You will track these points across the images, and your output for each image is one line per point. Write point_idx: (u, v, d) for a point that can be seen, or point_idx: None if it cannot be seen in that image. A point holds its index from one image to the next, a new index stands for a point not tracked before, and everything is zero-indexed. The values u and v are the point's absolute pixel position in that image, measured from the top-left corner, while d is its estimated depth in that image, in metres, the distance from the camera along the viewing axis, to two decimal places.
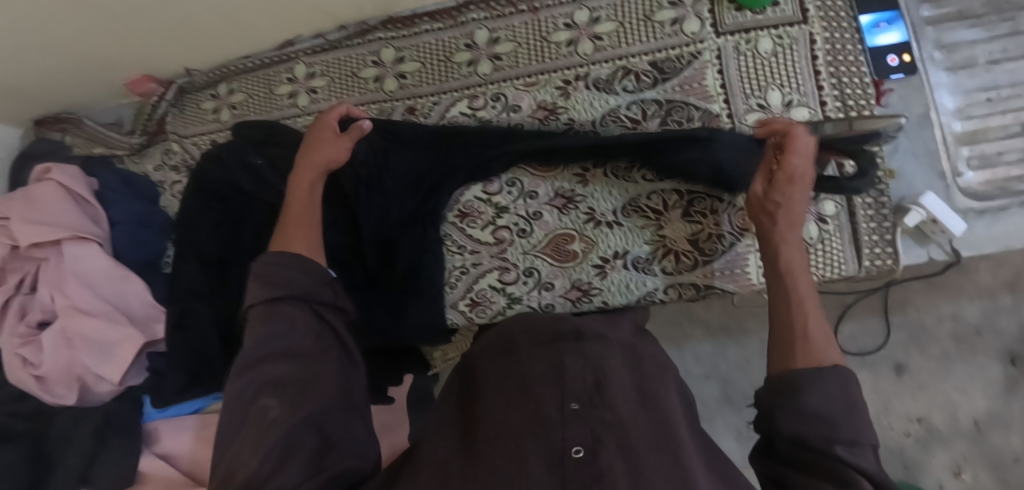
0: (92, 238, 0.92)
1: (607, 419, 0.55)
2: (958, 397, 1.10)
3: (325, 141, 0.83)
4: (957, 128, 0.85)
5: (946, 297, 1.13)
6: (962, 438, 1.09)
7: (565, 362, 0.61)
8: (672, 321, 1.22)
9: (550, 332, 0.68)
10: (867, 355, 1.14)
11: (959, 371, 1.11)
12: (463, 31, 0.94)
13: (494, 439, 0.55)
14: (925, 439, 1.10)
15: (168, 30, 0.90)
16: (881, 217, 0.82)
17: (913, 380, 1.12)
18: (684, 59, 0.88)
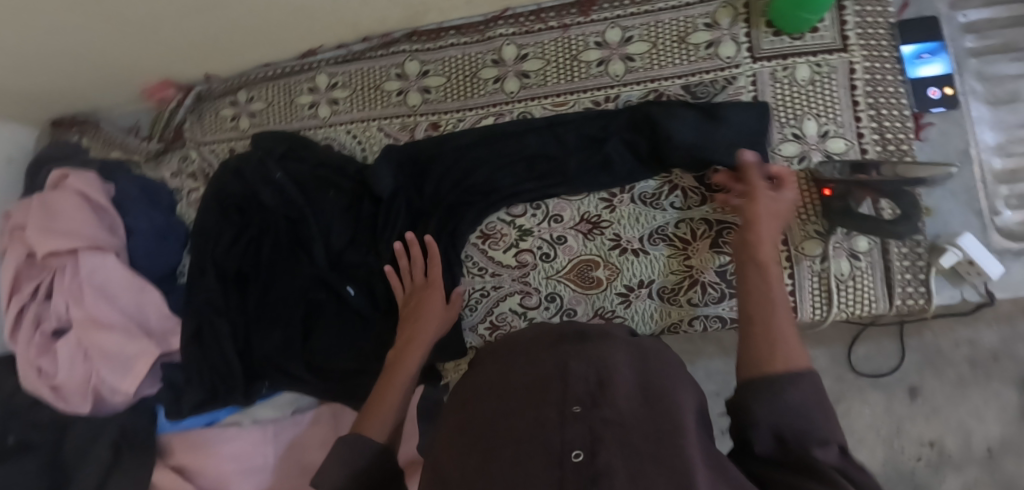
0: (110, 249, 0.92)
1: (609, 418, 0.53)
2: (971, 422, 1.01)
3: (429, 301, 0.81)
4: (996, 165, 0.83)
5: (962, 320, 1.03)
6: (974, 464, 1.01)
7: (568, 364, 0.59)
8: (684, 336, 1.13)
9: (555, 335, 0.67)
10: (882, 377, 1.04)
11: (975, 397, 1.01)
12: (490, 46, 0.91)
13: (493, 448, 0.53)
14: (936, 463, 1.02)
15: (189, 40, 0.89)
16: (915, 256, 0.80)
17: (927, 404, 1.03)
18: (718, 84, 0.85)
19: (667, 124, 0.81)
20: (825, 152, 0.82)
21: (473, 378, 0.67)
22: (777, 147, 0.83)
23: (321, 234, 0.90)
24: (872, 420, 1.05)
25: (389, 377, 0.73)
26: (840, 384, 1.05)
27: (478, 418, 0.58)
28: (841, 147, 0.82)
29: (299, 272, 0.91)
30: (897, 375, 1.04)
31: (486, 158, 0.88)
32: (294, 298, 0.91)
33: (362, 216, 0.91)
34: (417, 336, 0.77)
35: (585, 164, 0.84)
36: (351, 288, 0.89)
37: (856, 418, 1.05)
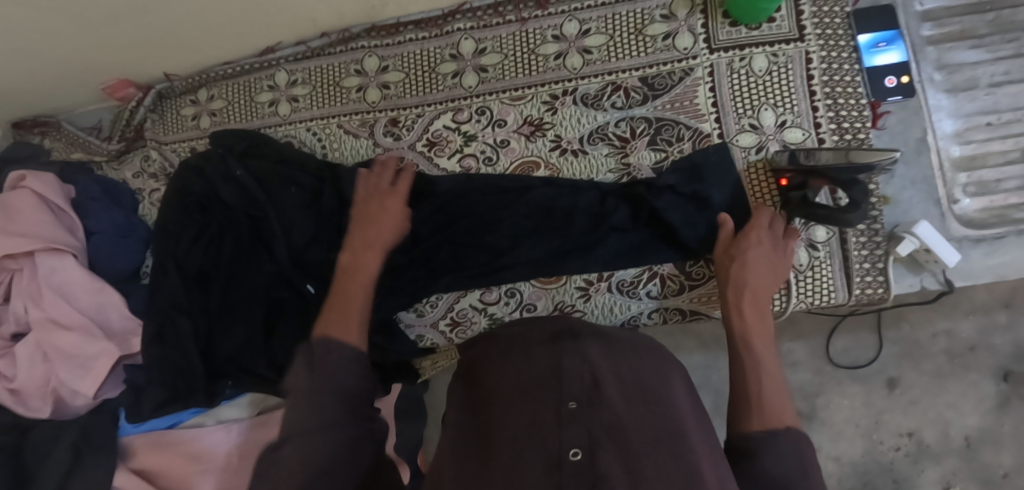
0: (66, 250, 0.90)
1: (607, 418, 0.53)
2: (950, 413, 1.01)
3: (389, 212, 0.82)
4: (954, 153, 0.83)
5: (940, 311, 1.03)
6: (953, 455, 1.00)
7: (563, 363, 0.59)
8: (664, 332, 1.14)
9: (548, 334, 0.67)
10: (859, 368, 1.04)
11: (953, 388, 1.01)
12: (448, 41, 0.91)
13: (492, 450, 0.53)
14: (915, 454, 1.01)
15: (144, 38, 0.88)
16: (873, 245, 0.80)
17: (906, 395, 1.02)
18: (675, 76, 0.85)
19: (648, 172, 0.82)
20: (782, 142, 0.82)
21: (468, 382, 0.67)
22: (734, 137, 0.83)
23: (284, 230, 0.88)
24: (852, 414, 1.04)
25: (348, 281, 0.76)
26: (819, 377, 1.05)
27: (477, 428, 0.58)
28: (798, 138, 0.82)
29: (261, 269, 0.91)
30: (876, 367, 1.04)
31: (473, 188, 0.85)
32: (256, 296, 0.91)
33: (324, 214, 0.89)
34: (374, 242, 0.79)
35: (567, 199, 0.83)
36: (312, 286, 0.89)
37: (835, 412, 1.04)
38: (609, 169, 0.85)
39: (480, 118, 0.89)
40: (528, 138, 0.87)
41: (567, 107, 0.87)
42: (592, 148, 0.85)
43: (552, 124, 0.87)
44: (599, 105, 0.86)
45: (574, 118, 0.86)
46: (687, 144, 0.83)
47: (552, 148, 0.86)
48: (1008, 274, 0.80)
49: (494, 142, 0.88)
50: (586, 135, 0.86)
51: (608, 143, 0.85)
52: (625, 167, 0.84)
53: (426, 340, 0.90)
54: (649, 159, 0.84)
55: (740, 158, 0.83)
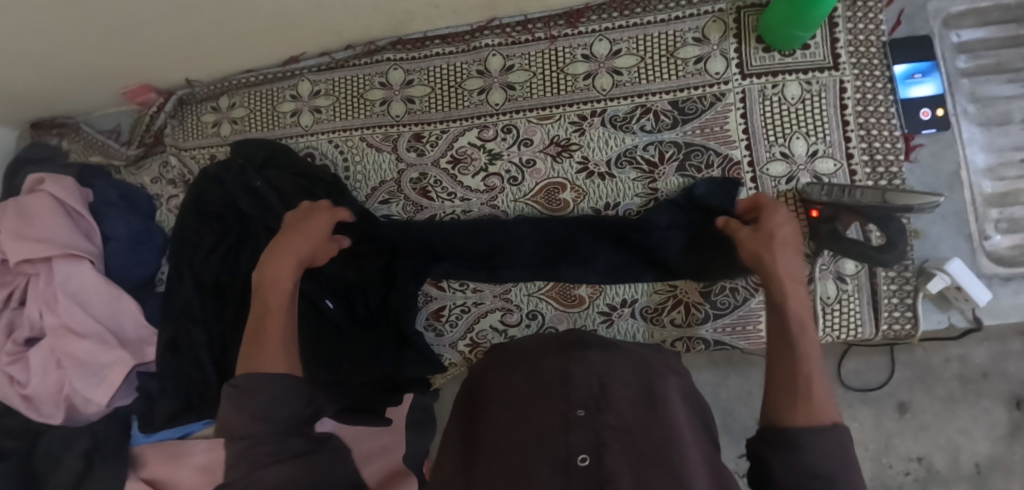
0: (84, 256, 0.90)
1: (613, 424, 0.53)
2: (961, 439, 1.00)
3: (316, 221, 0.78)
4: (987, 188, 0.82)
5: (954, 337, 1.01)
6: (962, 482, 1.00)
7: (571, 370, 0.59)
8: None
9: (557, 341, 0.68)
10: (871, 392, 1.03)
11: (964, 414, 1.00)
12: (475, 57, 0.90)
13: (499, 451, 0.54)
14: (924, 480, 1.01)
15: (166, 45, 0.87)
16: (903, 280, 0.79)
17: (916, 420, 1.02)
18: (706, 101, 0.84)
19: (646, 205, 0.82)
20: (813, 173, 0.81)
21: (478, 389, 0.68)
22: (764, 166, 0.82)
23: None
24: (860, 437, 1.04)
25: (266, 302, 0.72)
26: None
27: (484, 431, 0.58)
28: (830, 168, 0.81)
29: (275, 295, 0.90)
30: (887, 390, 1.03)
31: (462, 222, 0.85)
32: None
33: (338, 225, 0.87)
34: (291, 249, 0.74)
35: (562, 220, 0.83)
36: (330, 302, 0.86)
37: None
38: (636, 194, 0.84)
39: (505, 137, 0.88)
40: (555, 159, 0.86)
41: (595, 128, 0.86)
42: (619, 172, 0.84)
43: (579, 145, 0.86)
44: (627, 127, 0.85)
45: (602, 139, 0.85)
46: (716, 171, 0.83)
47: (579, 170, 0.85)
48: None
49: (520, 161, 0.87)
50: (613, 157, 0.85)
51: (636, 167, 0.84)
52: (653, 192, 0.84)
53: (444, 359, 0.88)
54: (677, 186, 0.83)
55: (771, 187, 0.82)
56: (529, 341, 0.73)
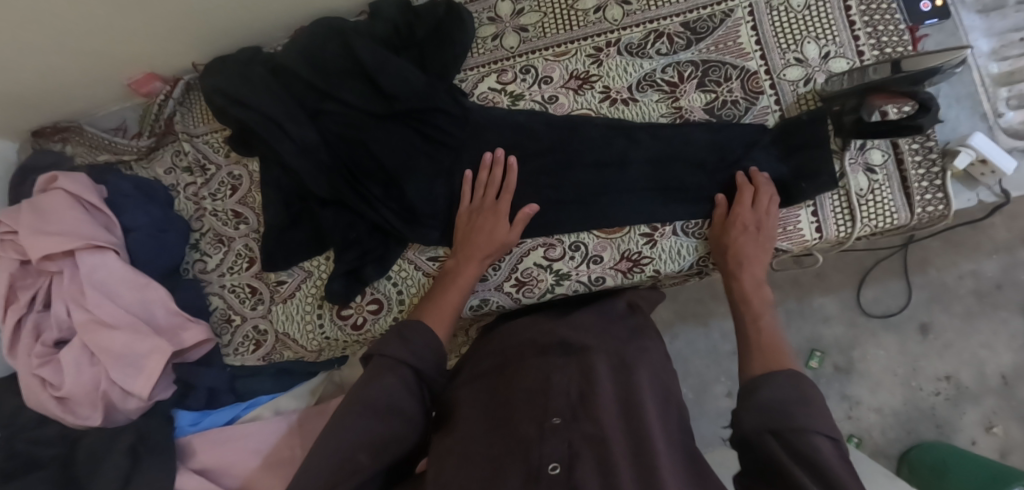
0: (109, 246, 0.88)
1: (589, 432, 0.60)
2: (983, 353, 1.27)
3: (485, 225, 0.82)
4: (994, 70, 0.85)
5: (964, 256, 1.29)
6: (992, 394, 1.25)
7: (552, 379, 0.65)
8: (694, 299, 1.30)
9: (539, 345, 0.73)
10: (891, 316, 1.30)
11: (983, 328, 1.27)
12: (485, 5, 0.91)
13: (471, 457, 0.60)
14: (954, 396, 1.26)
15: (177, 17, 0.87)
16: (929, 163, 0.81)
17: (940, 339, 1.28)
18: (716, 18, 0.86)
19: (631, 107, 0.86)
20: (828, 72, 0.84)
21: (449, 401, 0.71)
22: (781, 72, 0.84)
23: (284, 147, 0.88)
24: (889, 363, 1.29)
25: (449, 281, 0.79)
26: (852, 328, 1.31)
27: (459, 437, 0.63)
28: (843, 67, 0.84)
29: (290, 87, 0.90)
30: (907, 315, 1.30)
31: (471, 113, 0.88)
32: (311, 304, 0.92)
33: (333, 141, 0.90)
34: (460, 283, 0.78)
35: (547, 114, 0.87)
36: (330, 208, 0.90)
37: (873, 362, 1.30)
38: (660, 115, 0.85)
39: (525, 77, 0.89)
40: (577, 92, 0.87)
41: (613, 58, 0.87)
42: (642, 96, 0.86)
43: (599, 76, 0.87)
44: (643, 53, 0.87)
45: (620, 68, 0.87)
46: (735, 83, 0.85)
47: (602, 99, 0.87)
48: None
49: (543, 98, 0.88)
50: (634, 83, 0.86)
51: (657, 89, 0.86)
52: (677, 110, 0.85)
53: (491, 304, 0.87)
54: (700, 101, 0.85)
55: (790, 91, 0.84)
56: (505, 342, 0.77)
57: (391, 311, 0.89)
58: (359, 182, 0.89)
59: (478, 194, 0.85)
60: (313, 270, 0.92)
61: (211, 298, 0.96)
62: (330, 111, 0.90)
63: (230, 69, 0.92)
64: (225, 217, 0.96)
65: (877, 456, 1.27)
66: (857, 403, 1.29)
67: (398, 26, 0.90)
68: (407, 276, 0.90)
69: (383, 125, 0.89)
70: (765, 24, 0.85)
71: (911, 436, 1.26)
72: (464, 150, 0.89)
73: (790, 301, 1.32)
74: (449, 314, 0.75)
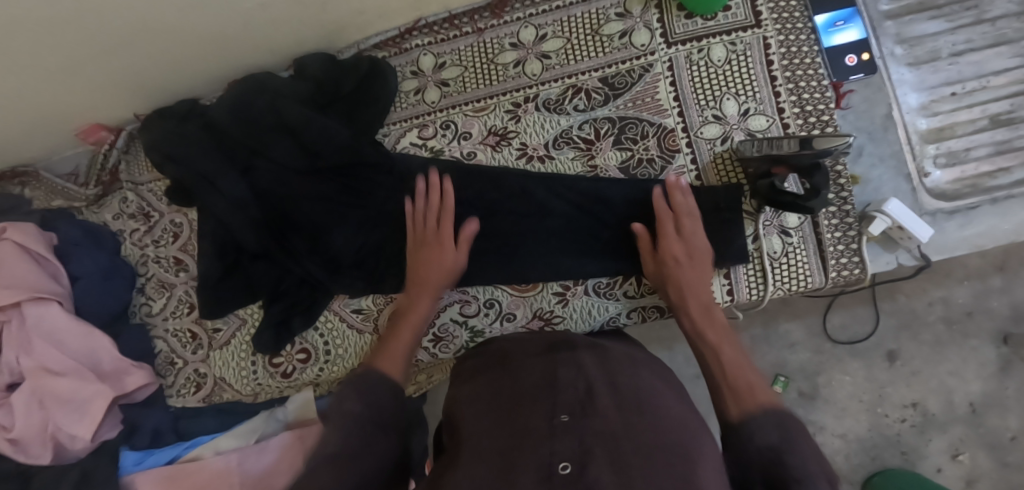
0: (52, 297, 0.92)
1: (599, 429, 0.51)
2: (952, 381, 1.18)
3: (432, 256, 0.80)
4: (922, 126, 0.83)
5: (935, 283, 1.19)
6: (959, 422, 1.17)
7: (558, 373, 0.59)
8: (660, 324, 1.23)
9: (543, 344, 0.67)
10: (858, 343, 1.20)
11: (953, 357, 1.18)
12: (409, 58, 0.92)
13: (484, 455, 0.52)
14: (921, 424, 1.18)
15: (109, 76, 0.90)
16: (845, 227, 0.79)
17: (907, 366, 1.19)
18: (635, 73, 0.85)
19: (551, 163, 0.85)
20: (746, 130, 0.82)
21: (450, 412, 0.65)
22: (698, 130, 0.83)
23: (211, 201, 0.89)
24: (856, 390, 1.20)
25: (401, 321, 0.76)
26: (819, 355, 1.21)
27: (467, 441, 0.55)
28: (763, 125, 0.82)
29: (221, 142, 0.92)
30: (874, 342, 1.20)
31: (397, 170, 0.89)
32: (246, 351, 0.96)
33: (259, 195, 0.91)
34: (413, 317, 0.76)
35: (470, 170, 0.86)
36: (261, 261, 0.91)
37: (838, 388, 1.21)
38: (577, 172, 0.85)
39: (445, 133, 0.89)
40: (494, 148, 0.87)
41: (530, 113, 0.87)
42: (557, 153, 0.86)
43: (517, 132, 0.87)
44: (561, 109, 0.86)
45: (538, 124, 0.86)
46: (652, 141, 0.84)
47: (519, 156, 0.86)
48: (983, 243, 0.80)
49: (461, 154, 0.88)
50: (551, 139, 0.86)
51: (573, 146, 0.85)
52: (592, 168, 0.84)
53: None
54: (615, 159, 0.84)
55: (707, 149, 0.83)
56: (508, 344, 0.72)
57: (317, 361, 0.93)
58: (286, 235, 0.90)
59: (419, 226, 0.83)
60: (247, 318, 0.96)
61: (156, 341, 1.00)
62: (258, 166, 0.91)
63: (167, 123, 0.94)
64: (167, 263, 1.00)
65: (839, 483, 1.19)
66: (821, 429, 1.20)
67: (319, 81, 0.90)
68: (333, 328, 0.93)
69: (306, 181, 0.90)
70: (688, 80, 0.84)
71: (875, 462, 1.18)
72: (388, 201, 0.89)
73: (755, 327, 1.22)
74: (400, 355, 0.70)
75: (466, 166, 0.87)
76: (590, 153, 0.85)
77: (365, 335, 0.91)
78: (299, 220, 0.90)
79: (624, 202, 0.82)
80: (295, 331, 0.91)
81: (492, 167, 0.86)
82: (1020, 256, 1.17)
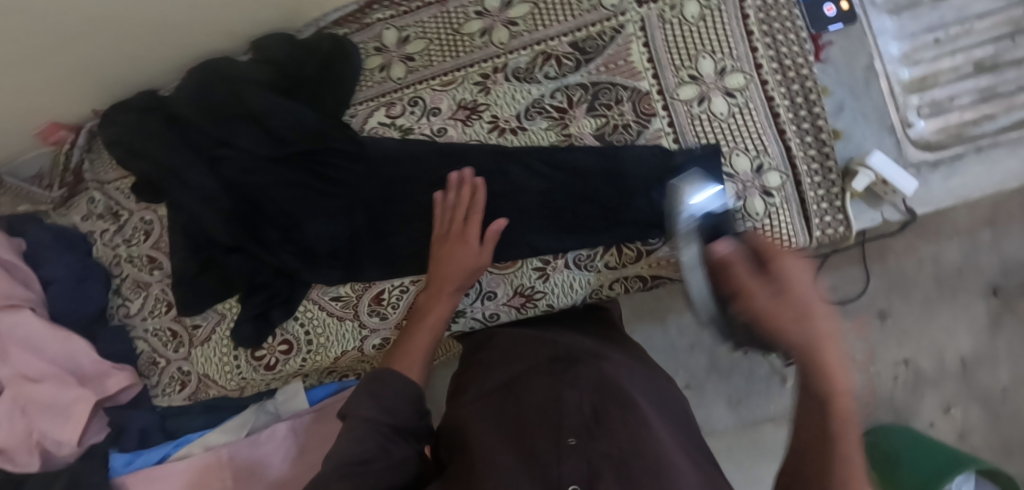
0: (23, 305, 0.90)
1: (608, 450, 0.51)
2: (943, 337, 1.17)
3: (455, 255, 0.77)
4: (904, 76, 0.79)
5: (926, 240, 1.17)
6: (950, 378, 1.17)
7: (563, 395, 0.58)
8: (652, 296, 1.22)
9: (545, 357, 0.66)
10: (849, 303, 1.18)
11: (944, 313, 1.17)
12: (370, 34, 0.89)
13: (492, 472, 0.54)
14: (912, 381, 1.17)
15: (62, 74, 0.86)
16: (829, 184, 0.77)
17: (898, 325, 1.18)
18: (606, 36, 0.81)
19: (525, 136, 0.83)
20: (724, 89, 0.79)
21: (459, 426, 0.64)
22: (674, 92, 0.80)
23: (179, 194, 0.87)
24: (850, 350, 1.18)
25: (420, 321, 0.75)
26: None
27: (476, 458, 0.57)
28: (741, 82, 0.79)
29: (183, 132, 0.88)
30: (867, 301, 1.18)
31: (369, 152, 0.85)
32: (227, 346, 0.94)
33: (224, 184, 0.87)
34: (430, 320, 0.75)
35: (441, 145, 0.84)
36: (233, 253, 0.88)
37: None
38: (550, 142, 0.82)
39: (413, 110, 0.86)
40: (465, 123, 0.84)
41: (500, 85, 0.84)
42: (530, 124, 0.83)
43: (487, 105, 0.84)
44: (531, 78, 0.83)
45: (508, 95, 0.83)
46: (627, 106, 0.81)
47: (490, 129, 0.83)
48: (969, 195, 0.78)
49: (431, 131, 0.85)
50: (522, 111, 0.83)
51: (546, 116, 0.82)
52: (566, 137, 0.82)
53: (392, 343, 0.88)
54: (590, 127, 0.81)
55: (684, 112, 0.80)
56: (508, 353, 0.70)
57: (300, 351, 0.91)
58: (258, 225, 0.87)
59: (442, 222, 0.79)
60: (225, 313, 0.94)
61: (136, 343, 0.97)
62: (221, 155, 0.86)
63: (126, 116, 0.90)
64: (141, 263, 0.97)
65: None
66: None
67: (278, 62, 0.86)
68: (313, 316, 0.90)
69: (274, 167, 0.86)
70: (663, 38, 0.80)
71: (869, 421, 1.17)
72: (360, 184, 0.85)
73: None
74: (420, 356, 0.71)
75: (437, 144, 0.84)
76: (565, 122, 0.82)
77: (347, 321, 0.89)
78: (268, 209, 0.86)
79: (602, 170, 0.79)
80: (277, 322, 0.89)
81: (465, 144, 0.83)
82: (1009, 210, 1.16)
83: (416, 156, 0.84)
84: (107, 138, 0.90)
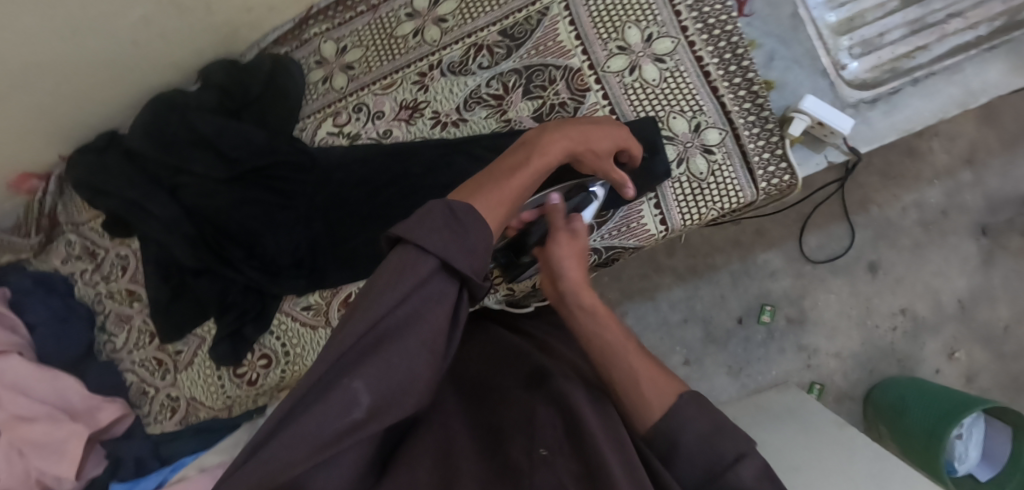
0: (11, 350, 0.93)
1: (582, 464, 0.44)
2: (937, 281, 1.15)
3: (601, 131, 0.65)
4: (831, 20, 0.81)
5: (905, 187, 1.16)
6: (950, 321, 1.14)
7: (537, 410, 0.50)
8: (639, 275, 1.21)
9: (522, 374, 0.60)
10: (838, 260, 1.16)
11: (934, 257, 1.15)
12: (311, 48, 0.93)
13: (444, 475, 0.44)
14: (912, 330, 1.14)
15: (23, 126, 0.89)
16: (767, 134, 0.77)
17: (890, 275, 1.15)
18: (533, 20, 0.83)
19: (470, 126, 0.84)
20: (653, 56, 0.80)
21: None
22: (605, 65, 0.81)
23: (145, 226, 0.90)
24: (842, 306, 1.16)
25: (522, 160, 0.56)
26: (800, 278, 1.17)
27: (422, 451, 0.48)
28: (669, 47, 0.80)
29: (143, 167, 0.91)
30: (854, 255, 1.16)
31: (321, 164, 0.88)
32: (209, 368, 0.96)
33: (188, 211, 0.90)
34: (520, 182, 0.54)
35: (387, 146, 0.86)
36: (200, 277, 0.90)
37: (824, 308, 1.17)
38: (491, 130, 0.83)
39: (359, 116, 0.89)
40: (409, 122, 0.87)
41: (437, 81, 0.86)
42: (469, 114, 0.84)
43: (427, 101, 0.86)
44: (466, 70, 0.85)
45: (446, 90, 0.85)
46: (560, 85, 0.82)
47: (433, 125, 0.86)
48: (912, 127, 0.77)
49: (378, 134, 0.88)
50: (461, 102, 0.85)
51: (484, 105, 0.84)
52: (506, 123, 0.83)
53: None
54: (528, 110, 0.82)
55: (616, 83, 0.81)
56: (482, 378, 0.61)
57: (279, 364, 0.92)
58: (219, 246, 0.89)
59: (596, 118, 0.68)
60: (205, 335, 0.97)
61: (126, 374, 1.01)
62: (180, 184, 0.89)
63: (87, 157, 0.94)
64: (120, 296, 1.01)
65: (843, 401, 1.15)
66: (816, 352, 1.16)
67: (225, 89, 0.90)
68: (288, 328, 0.91)
69: (228, 188, 0.88)
70: (588, 14, 0.82)
71: (874, 375, 1.14)
72: (314, 194, 0.88)
73: (733, 262, 1.18)
74: (506, 204, 0.52)
75: (384, 146, 0.86)
76: (505, 108, 0.83)
77: (320, 330, 0.89)
78: (229, 230, 0.88)
79: None
80: (251, 338, 0.92)
81: (411, 142, 0.85)
82: (986, 146, 1.14)
83: (364, 161, 0.87)
84: (74, 181, 0.94)
